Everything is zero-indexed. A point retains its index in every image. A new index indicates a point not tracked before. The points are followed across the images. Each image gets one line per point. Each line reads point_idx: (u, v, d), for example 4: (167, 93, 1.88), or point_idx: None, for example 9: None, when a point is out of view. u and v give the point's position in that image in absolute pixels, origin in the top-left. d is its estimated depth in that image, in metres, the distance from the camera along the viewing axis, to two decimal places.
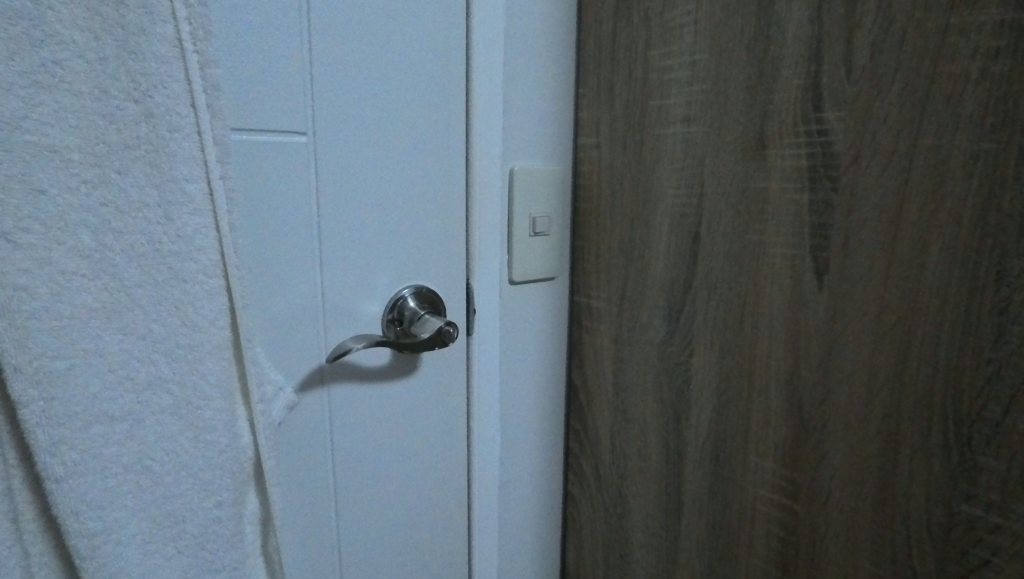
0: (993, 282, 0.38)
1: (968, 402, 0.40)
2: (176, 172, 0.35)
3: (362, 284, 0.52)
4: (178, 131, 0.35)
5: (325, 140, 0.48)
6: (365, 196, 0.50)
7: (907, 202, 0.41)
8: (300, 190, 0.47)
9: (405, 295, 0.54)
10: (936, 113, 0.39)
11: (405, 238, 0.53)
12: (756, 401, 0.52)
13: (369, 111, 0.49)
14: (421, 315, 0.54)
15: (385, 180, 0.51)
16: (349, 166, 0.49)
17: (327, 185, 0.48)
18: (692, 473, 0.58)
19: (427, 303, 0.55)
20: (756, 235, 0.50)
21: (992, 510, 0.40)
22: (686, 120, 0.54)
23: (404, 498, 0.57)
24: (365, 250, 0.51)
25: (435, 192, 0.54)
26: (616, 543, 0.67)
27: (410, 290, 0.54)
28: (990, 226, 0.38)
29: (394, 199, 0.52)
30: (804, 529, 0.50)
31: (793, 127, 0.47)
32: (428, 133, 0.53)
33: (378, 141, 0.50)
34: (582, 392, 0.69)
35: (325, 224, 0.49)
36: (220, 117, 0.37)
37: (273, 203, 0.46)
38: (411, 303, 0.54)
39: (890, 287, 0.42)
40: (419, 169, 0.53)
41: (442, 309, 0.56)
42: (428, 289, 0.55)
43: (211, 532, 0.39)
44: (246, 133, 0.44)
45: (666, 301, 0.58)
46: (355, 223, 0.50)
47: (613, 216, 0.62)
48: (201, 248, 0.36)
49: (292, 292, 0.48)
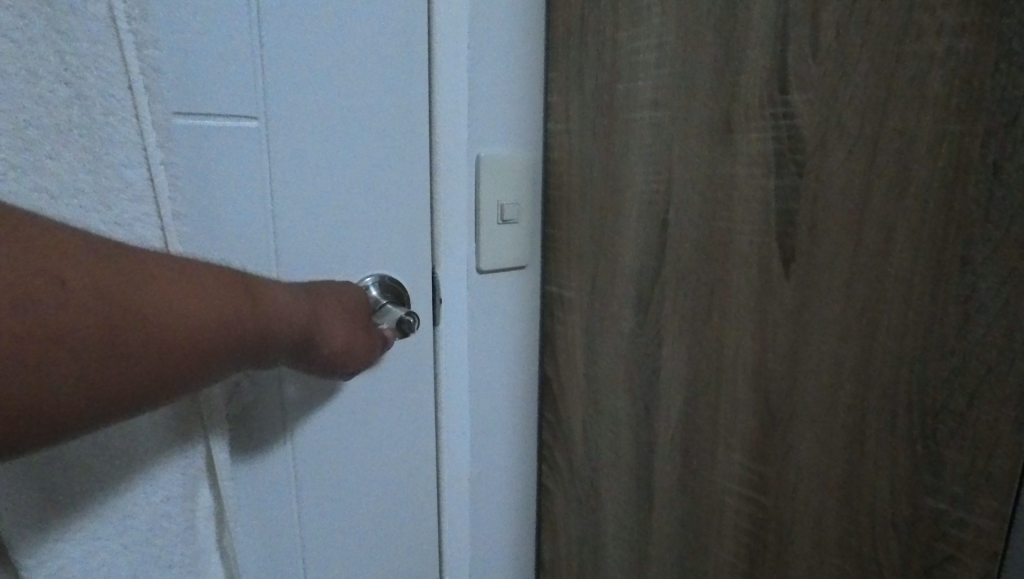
0: (958, 269, 0.37)
1: (933, 393, 0.39)
2: (114, 157, 0.34)
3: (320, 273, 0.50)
4: (113, 115, 0.33)
5: (276, 126, 0.46)
6: (321, 182, 0.49)
7: (873, 187, 0.40)
8: (249, 175, 0.46)
9: (367, 285, 0.52)
10: (903, 95, 0.38)
11: (366, 226, 0.52)
12: (724, 392, 0.51)
13: (323, 95, 0.48)
14: (382, 305, 0.52)
15: (341, 166, 0.50)
16: (303, 152, 0.48)
17: (279, 172, 0.47)
18: (662, 465, 0.57)
19: (389, 292, 0.53)
20: (722, 222, 0.49)
21: (956, 504, 0.39)
22: (654, 105, 0.53)
23: (369, 488, 0.56)
24: (321, 237, 0.50)
25: (397, 178, 0.53)
26: (591, 535, 0.66)
27: (372, 280, 0.53)
28: (955, 210, 0.36)
29: (352, 188, 0.50)
30: (773, 523, 0.49)
31: (759, 110, 0.45)
32: (388, 119, 0.52)
33: (333, 126, 0.49)
34: (555, 383, 0.67)
35: (279, 213, 0.47)
36: (161, 100, 0.35)
37: (219, 188, 0.45)
38: (374, 292, 0.52)
39: (857, 275, 0.41)
40: (380, 155, 0.52)
41: (406, 299, 0.55)
42: (391, 279, 0.54)
43: (161, 527, 0.37)
44: (188, 117, 0.43)
45: (636, 291, 0.57)
46: (310, 210, 0.49)
47: (583, 203, 0.60)
48: (143, 238, 0.35)
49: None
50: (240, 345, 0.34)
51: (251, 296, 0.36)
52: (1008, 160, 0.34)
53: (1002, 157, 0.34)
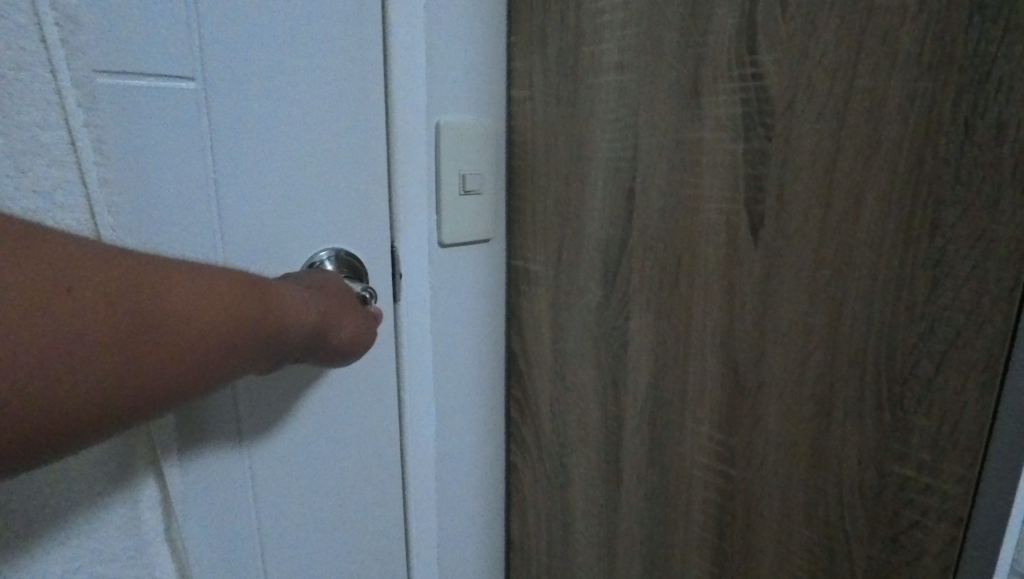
0: (927, 233, 0.36)
1: (901, 359, 0.38)
2: (28, 118, 0.29)
3: (270, 244, 0.47)
4: (25, 70, 0.29)
5: (215, 87, 0.43)
6: (267, 148, 0.46)
7: (842, 149, 0.39)
8: (189, 139, 0.42)
9: (322, 259, 0.50)
10: (874, 52, 0.37)
11: (319, 195, 0.49)
12: (692, 364, 0.50)
13: (266, 54, 0.45)
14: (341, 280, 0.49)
15: (289, 132, 0.46)
16: (247, 116, 0.44)
17: (221, 137, 0.43)
18: (630, 439, 0.56)
19: (348, 267, 0.51)
20: (690, 189, 0.47)
21: (922, 470, 0.38)
22: (619, 68, 0.51)
23: (328, 472, 0.54)
24: (269, 207, 0.47)
25: (351, 145, 0.50)
26: (559, 512, 0.65)
27: (327, 254, 0.50)
28: (926, 171, 0.35)
29: (303, 155, 0.47)
30: (740, 495, 0.49)
31: (727, 71, 0.44)
32: (340, 81, 0.48)
33: (279, 87, 0.45)
34: (521, 359, 0.65)
35: (222, 180, 0.44)
36: (80, 55, 0.31)
37: (156, 155, 0.41)
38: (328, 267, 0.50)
39: (826, 241, 0.40)
40: (332, 121, 0.48)
41: (364, 275, 0.52)
42: (347, 253, 0.51)
43: (99, 525, 0.34)
44: (119, 75, 0.39)
45: (603, 263, 0.55)
46: (257, 178, 0.46)
47: (548, 172, 0.58)
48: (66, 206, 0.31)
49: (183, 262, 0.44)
50: (236, 358, 0.32)
51: (251, 298, 0.33)
52: (978, 119, 0.33)
53: (972, 115, 0.33)
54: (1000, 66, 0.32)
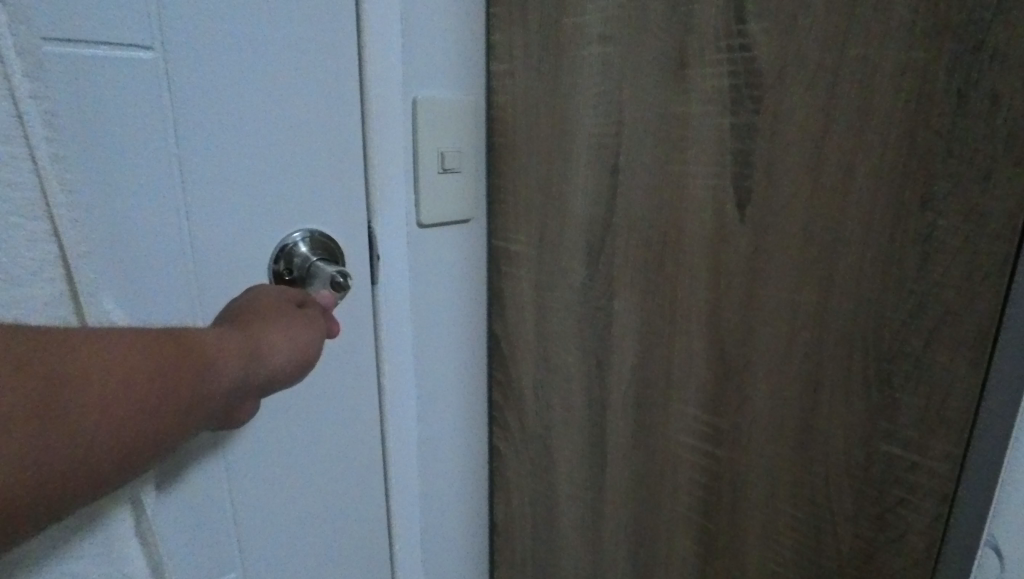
0: (918, 207, 0.35)
1: (889, 336, 0.37)
2: None
3: (240, 226, 0.45)
4: None
5: (177, 57, 0.40)
6: (235, 123, 0.43)
7: (832, 121, 0.37)
8: (151, 113, 0.40)
9: (295, 240, 0.47)
10: (867, 21, 0.35)
11: (291, 173, 0.47)
12: (677, 344, 0.49)
13: (231, 24, 0.42)
14: (314, 263, 0.47)
15: (258, 106, 0.44)
16: (210, 88, 0.42)
17: (182, 110, 0.41)
18: (615, 420, 0.56)
19: (324, 252, 0.49)
20: (676, 165, 0.46)
21: (909, 448, 0.38)
22: (604, 40, 0.49)
23: (306, 461, 0.53)
24: (235, 188, 0.44)
25: (322, 121, 0.48)
26: (544, 495, 0.65)
27: (302, 235, 0.48)
28: (918, 144, 0.34)
29: (271, 132, 0.45)
30: (727, 476, 0.48)
31: (715, 42, 0.42)
32: (308, 52, 0.46)
33: (246, 58, 0.43)
34: (504, 341, 0.64)
35: (185, 158, 0.42)
36: (26, 21, 0.27)
37: (113, 132, 0.39)
38: (303, 249, 0.48)
39: (814, 217, 0.39)
40: (302, 96, 0.46)
41: (339, 256, 0.50)
42: (321, 233, 0.49)
43: None
44: (72, 44, 0.37)
45: (587, 242, 0.54)
46: (223, 157, 0.43)
47: (529, 149, 0.56)
48: (11, 179, 0.28)
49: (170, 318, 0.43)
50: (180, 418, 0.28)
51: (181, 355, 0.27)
52: (973, 89, 0.32)
53: (966, 85, 0.33)
54: (996, 33, 0.31)
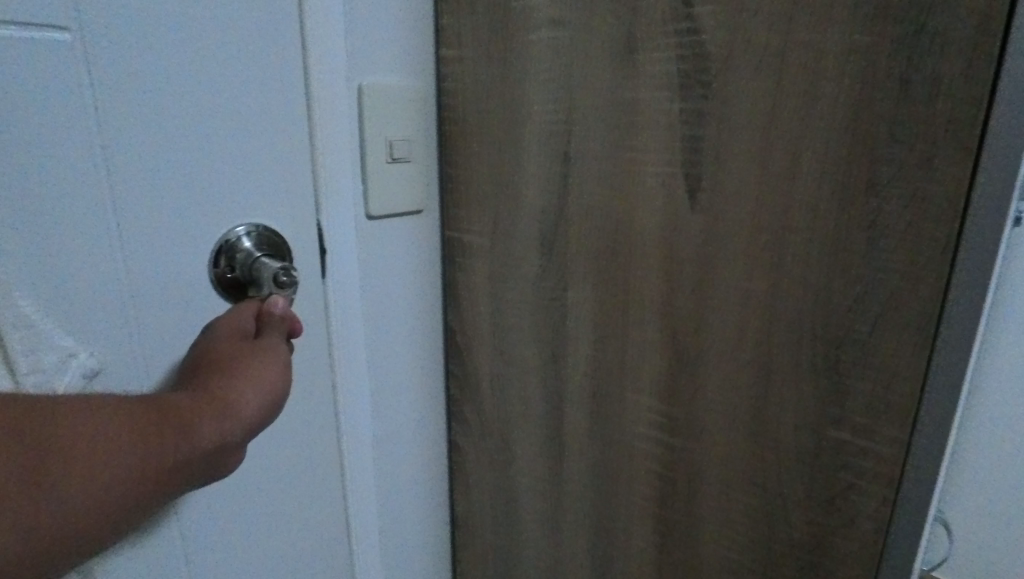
0: (863, 193, 0.35)
1: (837, 323, 0.37)
2: None
3: (177, 235, 0.40)
4: None
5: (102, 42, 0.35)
6: (172, 114, 0.38)
7: (780, 107, 0.37)
8: (70, 113, 0.34)
9: (238, 235, 0.42)
10: (812, 4, 0.35)
11: (238, 165, 0.42)
12: (632, 336, 0.49)
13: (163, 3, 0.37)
14: (257, 258, 0.43)
15: (199, 91, 0.39)
16: (138, 78, 0.36)
17: (105, 105, 0.35)
18: (572, 413, 0.55)
19: (268, 247, 0.44)
20: (627, 152, 0.45)
21: (857, 434, 0.38)
22: (552, 24, 0.47)
23: (262, 478, 0.49)
24: (168, 192, 0.39)
25: (269, 111, 0.43)
26: (503, 489, 0.64)
27: (245, 230, 0.43)
28: (863, 129, 0.34)
29: (211, 124, 0.40)
30: (682, 465, 0.48)
31: (663, 26, 0.41)
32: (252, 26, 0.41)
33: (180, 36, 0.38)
34: (460, 335, 0.63)
35: (112, 160, 0.36)
36: None
37: (27, 140, 0.33)
38: (246, 244, 0.43)
39: (763, 204, 0.39)
40: (245, 84, 0.41)
41: (285, 252, 0.45)
42: (268, 229, 0.44)
43: None
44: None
45: (539, 232, 0.53)
46: (155, 157, 0.38)
47: (480, 137, 0.55)
48: None
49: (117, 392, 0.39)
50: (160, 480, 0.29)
51: (163, 418, 0.29)
52: (914, 74, 0.32)
53: (907, 70, 0.32)
54: (936, 18, 0.31)
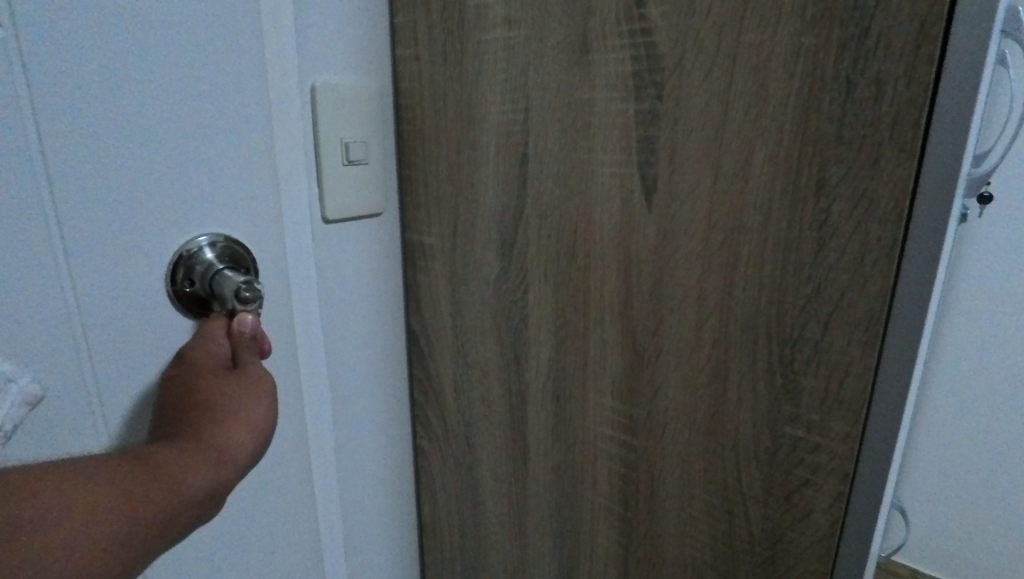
0: (813, 194, 0.35)
1: (791, 321, 0.38)
2: None
3: (125, 249, 0.37)
4: None
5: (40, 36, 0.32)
6: (122, 115, 0.35)
7: (731, 108, 0.37)
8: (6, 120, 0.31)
9: (201, 246, 0.40)
10: (760, 5, 0.35)
11: (194, 169, 0.39)
12: (592, 336, 0.48)
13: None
14: (219, 272, 0.40)
15: (152, 92, 0.36)
16: (81, 80, 0.33)
17: (44, 110, 0.32)
18: (535, 415, 0.55)
19: (231, 260, 0.41)
20: (583, 153, 0.45)
21: (812, 431, 0.39)
22: (507, 23, 0.47)
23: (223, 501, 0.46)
24: (113, 202, 0.36)
25: (228, 113, 0.39)
26: (468, 492, 0.63)
27: (208, 240, 0.40)
28: (812, 130, 0.35)
29: (162, 129, 0.37)
30: (643, 465, 0.48)
31: (616, 27, 0.41)
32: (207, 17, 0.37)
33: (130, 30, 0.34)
34: (422, 338, 0.62)
35: (52, 170, 0.33)
36: None
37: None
38: (208, 256, 0.40)
39: (717, 204, 0.39)
40: (201, 86, 0.38)
41: (249, 263, 0.43)
42: (233, 242, 0.42)
43: None
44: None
45: (498, 234, 0.52)
46: (102, 166, 0.35)
47: (437, 138, 0.54)
48: None
49: (62, 428, 0.36)
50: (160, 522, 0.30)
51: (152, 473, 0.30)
52: (859, 75, 0.33)
53: (853, 72, 0.33)
54: (879, 20, 0.32)
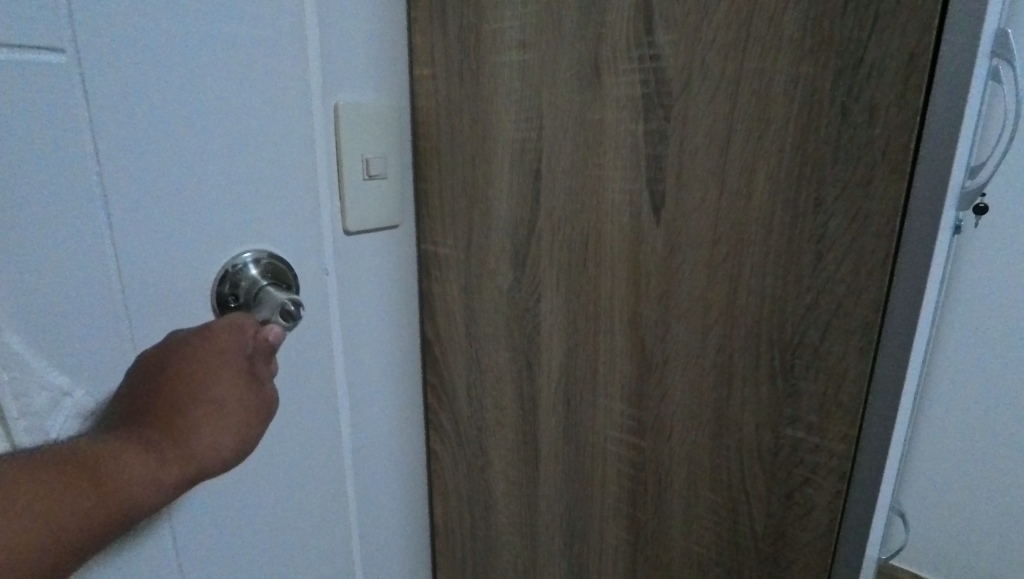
0: (812, 210, 0.38)
1: (791, 329, 0.40)
2: None
3: (174, 264, 0.39)
4: None
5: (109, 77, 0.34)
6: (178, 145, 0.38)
7: (735, 129, 0.40)
8: (71, 144, 0.33)
9: (245, 263, 0.43)
10: (762, 35, 0.38)
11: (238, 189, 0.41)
12: (601, 343, 0.51)
13: (163, 30, 0.36)
14: (262, 288, 0.43)
15: (208, 121, 0.39)
16: (136, 106, 0.36)
17: (105, 135, 0.35)
18: (546, 418, 0.57)
19: (274, 278, 0.44)
20: (594, 170, 0.48)
21: (811, 432, 0.41)
22: (521, 46, 0.50)
23: (255, 499, 0.48)
24: (163, 218, 0.38)
25: (263, 134, 0.42)
26: (480, 494, 0.66)
27: (251, 257, 0.43)
28: (810, 151, 0.37)
29: (206, 150, 0.39)
30: (651, 466, 0.50)
31: (626, 53, 0.44)
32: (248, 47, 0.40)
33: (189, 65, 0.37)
34: (436, 345, 0.64)
35: (111, 193, 0.35)
36: None
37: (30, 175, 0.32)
38: (251, 272, 0.43)
39: (722, 219, 0.42)
40: (241, 110, 0.40)
41: (290, 279, 0.46)
42: (273, 258, 0.45)
43: None
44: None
45: (512, 245, 0.55)
46: (154, 185, 0.37)
47: (453, 154, 0.57)
48: None
49: (110, 361, 0.37)
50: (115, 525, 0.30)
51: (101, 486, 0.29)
52: (854, 101, 0.35)
53: (849, 98, 0.35)
54: (871, 51, 0.34)
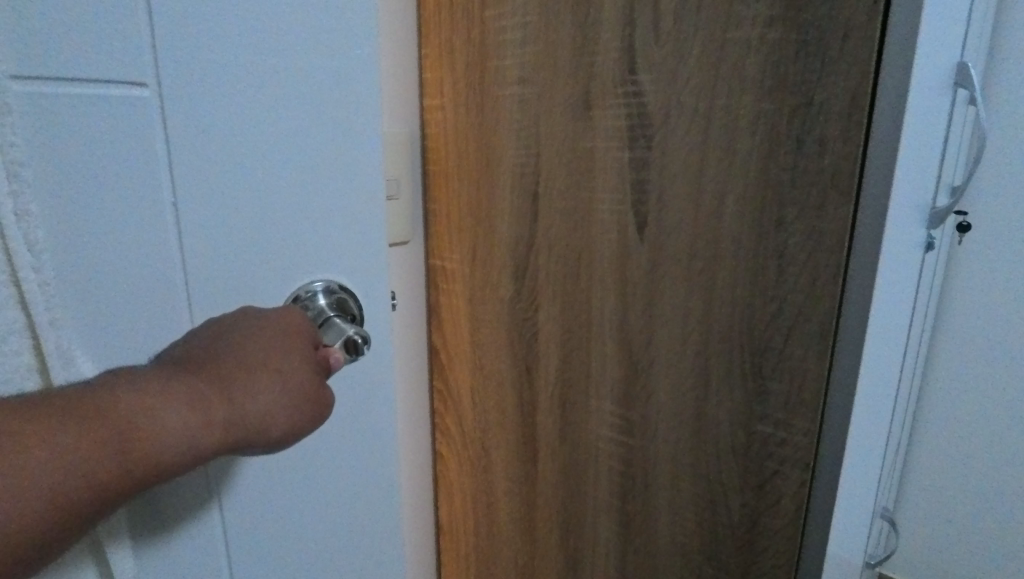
0: (774, 229, 0.43)
1: (759, 334, 0.45)
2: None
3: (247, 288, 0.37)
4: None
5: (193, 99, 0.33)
6: (245, 169, 0.35)
7: (707, 158, 0.45)
8: (147, 162, 0.32)
9: (315, 292, 0.39)
10: (728, 77, 0.43)
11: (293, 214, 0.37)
12: (594, 350, 0.56)
13: None
14: (329, 320, 0.39)
15: (275, 143, 0.36)
16: (208, 132, 0.33)
17: (184, 162, 0.33)
18: (544, 419, 0.62)
19: (342, 314, 0.40)
20: (586, 193, 0.53)
21: (778, 427, 0.46)
22: (521, 82, 0.55)
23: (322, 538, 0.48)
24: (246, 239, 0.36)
25: None
26: (482, 492, 0.70)
27: (321, 287, 0.39)
28: (770, 177, 0.43)
29: (280, 175, 0.36)
30: (638, 462, 0.55)
31: (613, 89, 0.50)
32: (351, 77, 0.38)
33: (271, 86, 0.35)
34: (442, 353, 0.69)
35: (184, 216, 0.34)
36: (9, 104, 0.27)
37: (81, 170, 0.30)
38: (318, 304, 0.39)
39: (698, 236, 0.47)
40: (313, 140, 0.37)
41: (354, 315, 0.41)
42: (341, 293, 0.40)
43: None
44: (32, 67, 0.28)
45: (513, 260, 0.60)
46: (226, 215, 0.35)
47: (460, 176, 0.62)
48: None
49: (143, 320, 0.33)
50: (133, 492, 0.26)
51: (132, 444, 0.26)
52: (807, 135, 0.41)
53: (802, 132, 0.41)
54: (820, 92, 0.40)
